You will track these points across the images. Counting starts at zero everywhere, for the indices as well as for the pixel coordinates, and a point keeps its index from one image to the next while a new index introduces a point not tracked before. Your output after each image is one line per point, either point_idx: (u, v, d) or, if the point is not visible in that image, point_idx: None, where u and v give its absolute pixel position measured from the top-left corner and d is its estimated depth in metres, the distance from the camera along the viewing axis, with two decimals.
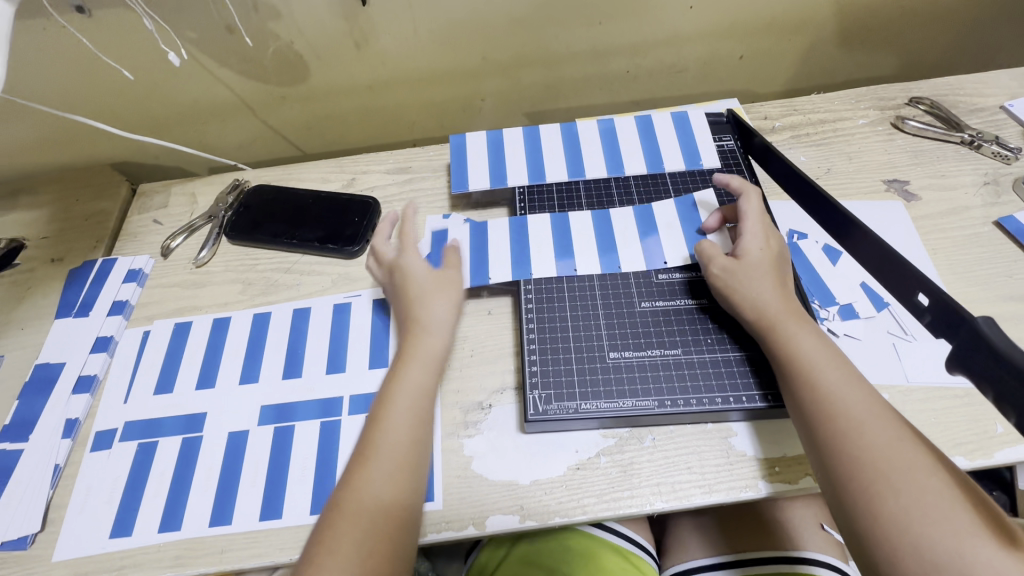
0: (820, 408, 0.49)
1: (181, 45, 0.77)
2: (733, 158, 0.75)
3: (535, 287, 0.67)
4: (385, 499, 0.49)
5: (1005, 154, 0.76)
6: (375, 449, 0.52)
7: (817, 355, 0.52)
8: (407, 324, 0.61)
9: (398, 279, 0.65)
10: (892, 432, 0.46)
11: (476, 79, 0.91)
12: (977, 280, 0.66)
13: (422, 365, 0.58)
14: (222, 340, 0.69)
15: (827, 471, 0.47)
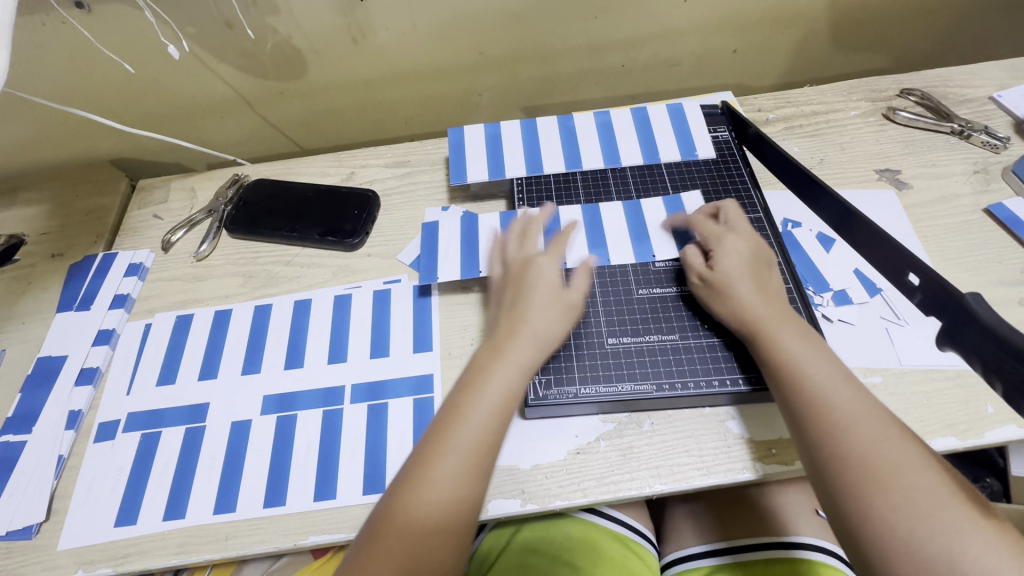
0: (809, 407, 0.50)
1: (182, 38, 0.78)
2: (727, 149, 0.77)
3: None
4: (455, 502, 0.48)
5: (994, 143, 0.77)
6: (450, 443, 0.50)
7: (806, 355, 0.53)
8: (508, 320, 0.59)
9: (525, 280, 0.62)
10: (882, 434, 0.47)
11: (473, 74, 0.92)
12: (968, 266, 0.67)
13: (513, 364, 0.55)
14: (224, 332, 0.70)
15: (817, 469, 0.48)
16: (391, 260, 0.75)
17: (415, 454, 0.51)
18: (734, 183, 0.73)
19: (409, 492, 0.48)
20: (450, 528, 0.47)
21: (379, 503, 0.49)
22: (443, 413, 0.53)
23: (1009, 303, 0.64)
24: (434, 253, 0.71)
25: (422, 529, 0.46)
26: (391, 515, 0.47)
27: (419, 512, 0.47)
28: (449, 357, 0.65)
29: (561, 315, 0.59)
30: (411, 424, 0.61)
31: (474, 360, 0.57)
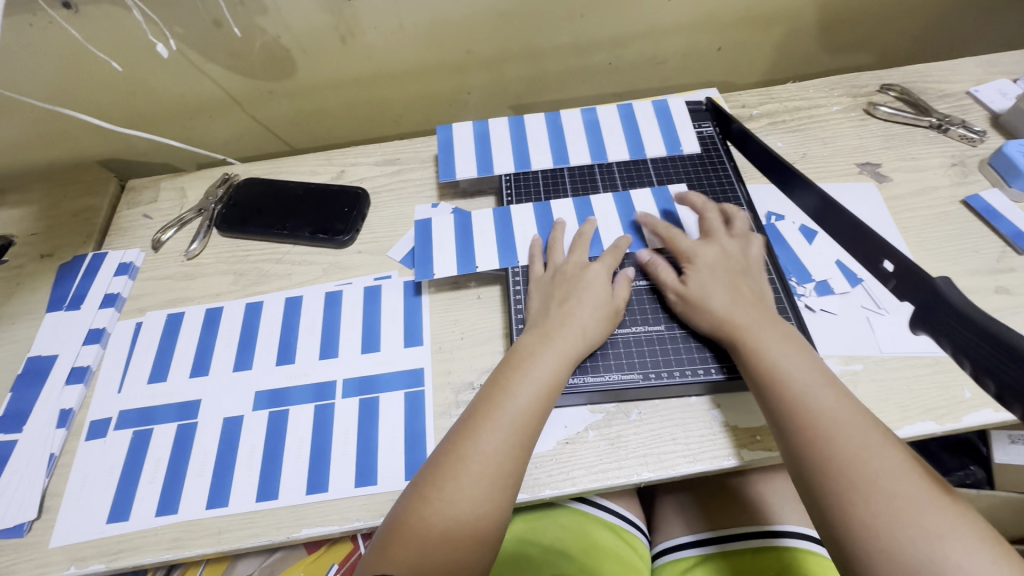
0: (792, 413, 0.50)
1: (170, 37, 0.78)
2: (711, 145, 0.78)
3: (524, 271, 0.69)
4: (497, 473, 0.50)
5: (971, 137, 0.79)
6: (493, 416, 0.53)
7: (790, 361, 0.53)
8: (557, 313, 0.61)
9: (571, 283, 0.63)
10: (865, 439, 0.47)
11: (461, 73, 0.93)
12: (946, 256, 0.69)
13: (558, 348, 0.58)
14: (215, 329, 0.70)
15: (802, 476, 0.48)
16: (382, 257, 0.76)
17: (461, 424, 0.54)
18: (718, 178, 0.74)
19: (453, 459, 0.51)
20: (491, 495, 0.50)
21: (421, 471, 0.52)
22: (489, 388, 0.56)
23: (985, 291, 0.66)
24: (428, 244, 0.72)
25: (465, 494, 0.49)
26: (435, 480, 0.50)
27: (463, 478, 0.50)
28: (440, 351, 0.66)
29: (608, 315, 0.61)
30: (402, 417, 0.62)
31: (522, 345, 0.59)
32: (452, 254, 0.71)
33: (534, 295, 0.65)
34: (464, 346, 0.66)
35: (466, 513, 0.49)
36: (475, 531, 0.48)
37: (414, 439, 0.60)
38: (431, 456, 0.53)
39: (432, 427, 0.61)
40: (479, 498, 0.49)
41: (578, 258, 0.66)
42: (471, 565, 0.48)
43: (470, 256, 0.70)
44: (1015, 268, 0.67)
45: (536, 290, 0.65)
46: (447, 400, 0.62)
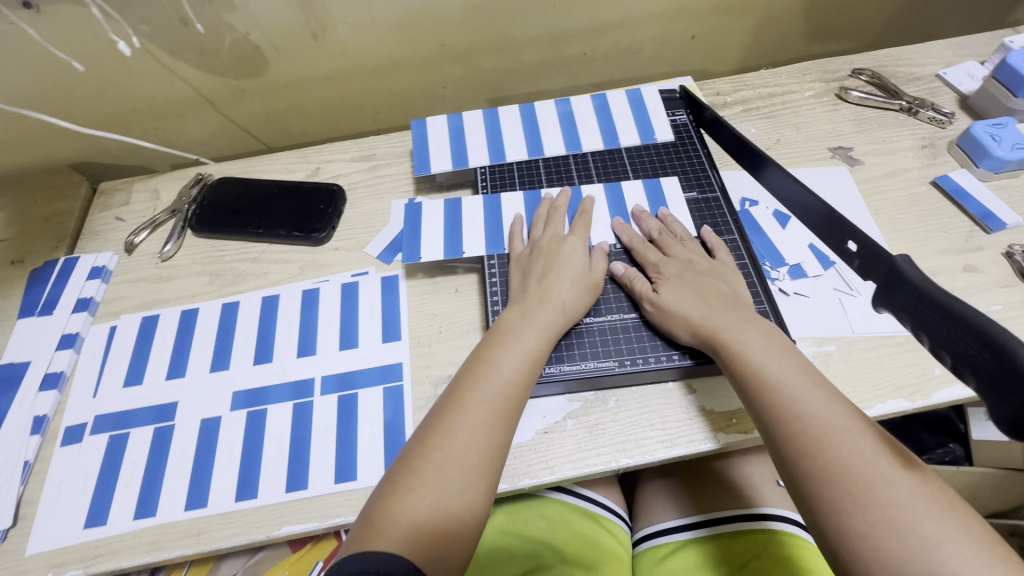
0: (778, 418, 0.49)
1: (132, 35, 0.76)
2: (685, 132, 0.78)
3: (499, 262, 0.69)
4: (484, 442, 0.51)
5: (940, 119, 0.80)
6: (478, 388, 0.54)
7: (776, 364, 0.52)
8: (537, 288, 0.61)
9: (551, 258, 0.64)
10: (857, 444, 0.46)
11: (436, 66, 0.92)
12: (916, 237, 0.70)
13: (539, 321, 0.59)
14: (191, 331, 0.70)
15: (796, 485, 0.47)
16: (359, 253, 0.75)
17: (445, 398, 0.54)
18: (692, 165, 0.75)
19: (439, 430, 0.51)
20: (479, 464, 0.50)
21: (407, 447, 0.52)
22: (472, 362, 0.57)
23: (954, 270, 0.67)
24: (417, 228, 0.72)
25: (452, 464, 0.49)
26: (423, 452, 0.50)
27: (450, 448, 0.50)
28: (419, 345, 0.66)
29: (586, 288, 0.62)
30: (381, 412, 0.62)
31: (504, 320, 0.60)
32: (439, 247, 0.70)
33: (514, 273, 0.65)
34: (442, 340, 0.66)
35: (454, 482, 0.49)
36: (463, 500, 0.48)
37: (394, 434, 0.60)
38: (417, 432, 0.53)
39: (411, 421, 0.61)
40: (466, 467, 0.49)
41: (556, 235, 0.67)
42: (461, 536, 0.47)
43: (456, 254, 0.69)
44: (983, 247, 0.69)
45: (515, 267, 0.66)
46: (426, 394, 0.63)
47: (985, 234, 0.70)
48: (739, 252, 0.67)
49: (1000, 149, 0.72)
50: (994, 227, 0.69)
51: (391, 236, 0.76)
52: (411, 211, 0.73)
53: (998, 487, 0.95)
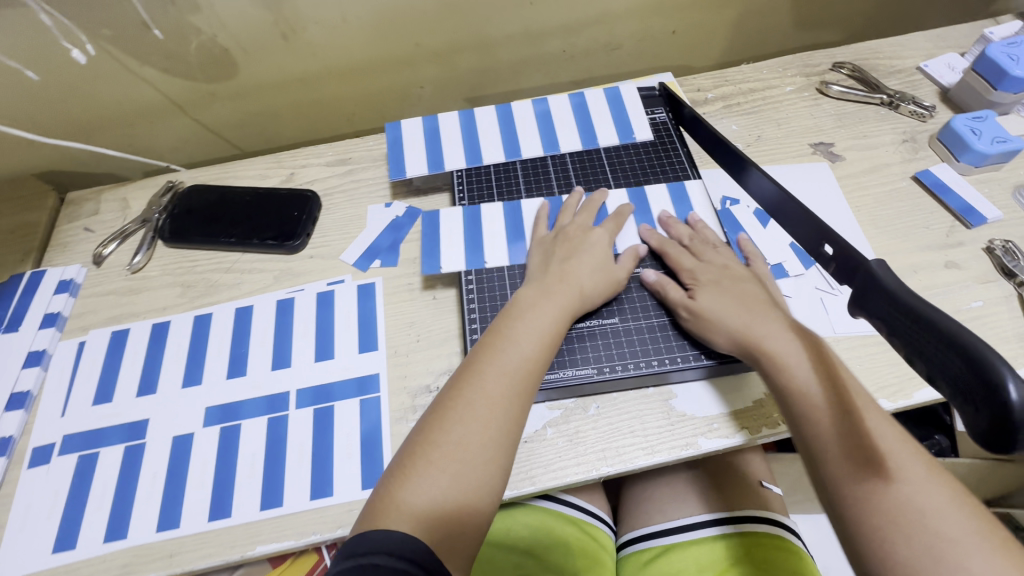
0: (817, 441, 0.48)
1: (87, 41, 0.74)
2: (664, 131, 0.78)
3: (477, 275, 0.67)
4: (502, 417, 0.50)
5: (920, 113, 0.80)
6: (495, 362, 0.53)
7: (817, 384, 0.51)
8: (558, 269, 0.61)
9: (576, 245, 0.64)
10: (904, 469, 0.44)
11: (412, 66, 0.90)
12: (897, 233, 0.70)
13: (557, 301, 0.58)
14: (162, 346, 0.68)
15: (834, 506, 0.46)
16: (335, 260, 0.73)
17: (461, 372, 0.54)
18: (671, 164, 0.74)
19: (457, 403, 0.51)
20: (497, 439, 0.49)
21: (421, 421, 0.52)
22: (488, 337, 0.56)
23: (935, 266, 0.67)
24: (437, 237, 0.69)
25: (471, 438, 0.49)
26: (441, 426, 0.49)
27: (468, 422, 0.49)
28: (396, 355, 0.65)
29: (608, 276, 0.62)
30: (358, 425, 0.60)
31: (521, 297, 0.60)
32: (459, 247, 0.69)
33: (535, 254, 0.65)
34: (420, 349, 0.65)
35: (473, 456, 0.48)
36: (482, 475, 0.48)
37: (371, 448, 0.59)
38: (432, 406, 0.53)
39: (388, 434, 0.60)
40: (484, 441, 0.49)
41: (582, 221, 0.67)
42: (479, 510, 0.47)
43: (478, 252, 0.68)
44: (964, 242, 0.68)
45: (537, 248, 0.66)
46: (404, 405, 0.61)
47: (966, 229, 0.69)
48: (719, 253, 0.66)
49: (980, 142, 0.71)
50: (975, 222, 0.69)
51: (367, 243, 0.75)
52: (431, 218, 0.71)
53: (984, 478, 0.96)
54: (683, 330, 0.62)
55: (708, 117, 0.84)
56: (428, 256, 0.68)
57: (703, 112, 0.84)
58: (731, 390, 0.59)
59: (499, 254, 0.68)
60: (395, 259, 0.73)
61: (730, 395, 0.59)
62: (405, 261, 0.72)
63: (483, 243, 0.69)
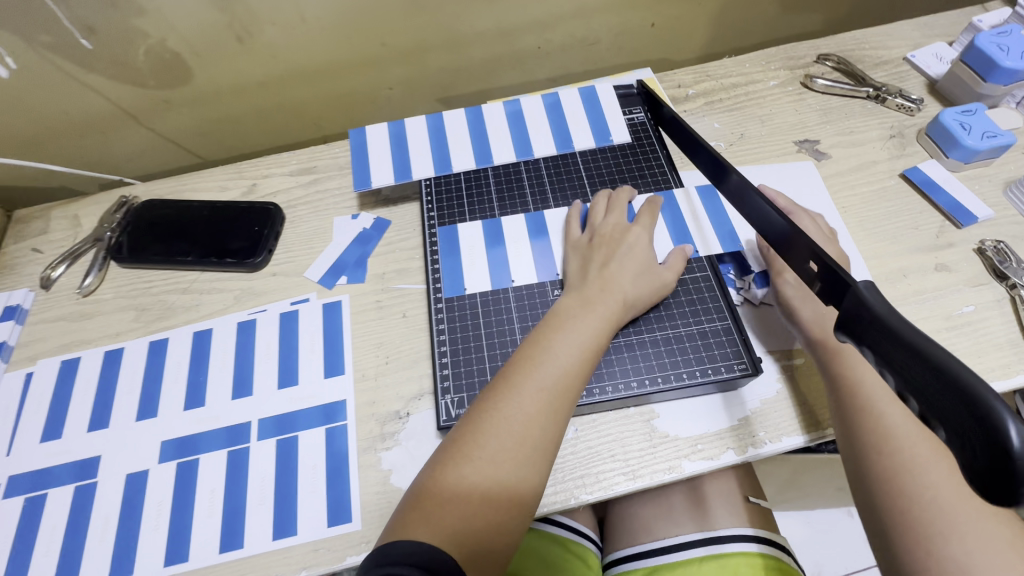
0: (870, 442, 0.49)
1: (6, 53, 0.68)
2: (643, 131, 0.75)
3: (449, 304, 0.63)
4: (538, 438, 0.47)
5: (908, 106, 0.77)
6: (534, 374, 0.49)
7: (884, 391, 0.51)
8: (598, 277, 0.57)
9: (616, 247, 0.60)
10: (955, 480, 0.45)
11: (379, 67, 0.86)
12: (886, 235, 0.67)
13: (599, 311, 0.54)
14: (115, 375, 0.64)
15: (879, 505, 0.47)
16: (298, 278, 0.70)
17: (498, 380, 0.50)
18: (650, 167, 0.71)
19: (494, 415, 0.47)
20: (532, 462, 0.46)
21: (456, 430, 0.49)
22: (527, 347, 0.52)
23: (924, 269, 0.64)
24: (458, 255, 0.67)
25: (504, 454, 0.46)
26: (475, 436, 0.46)
27: (504, 436, 0.46)
28: (364, 379, 0.61)
29: (651, 283, 0.58)
30: (324, 456, 0.57)
31: (561, 307, 0.56)
32: (479, 245, 0.67)
33: (572, 259, 0.62)
34: (390, 372, 0.62)
35: (504, 474, 0.45)
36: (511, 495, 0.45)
37: (337, 481, 0.56)
38: (467, 415, 0.49)
39: (355, 466, 0.56)
40: (518, 461, 0.46)
41: (618, 222, 0.63)
42: (508, 530, 0.44)
43: (500, 248, 0.67)
44: (954, 243, 0.66)
45: (573, 253, 0.62)
46: (372, 433, 0.58)
47: (957, 229, 0.67)
48: (701, 265, 0.63)
49: (970, 138, 0.68)
50: (966, 221, 0.66)
51: (333, 258, 0.71)
52: (444, 237, 0.68)
53: None
54: (664, 346, 0.58)
55: (689, 115, 0.80)
56: (449, 256, 0.67)
57: (684, 110, 0.81)
58: (714, 410, 0.56)
59: (520, 249, 0.66)
60: (362, 274, 0.69)
61: (713, 415, 0.56)
62: (372, 276, 0.69)
63: (504, 238, 0.67)
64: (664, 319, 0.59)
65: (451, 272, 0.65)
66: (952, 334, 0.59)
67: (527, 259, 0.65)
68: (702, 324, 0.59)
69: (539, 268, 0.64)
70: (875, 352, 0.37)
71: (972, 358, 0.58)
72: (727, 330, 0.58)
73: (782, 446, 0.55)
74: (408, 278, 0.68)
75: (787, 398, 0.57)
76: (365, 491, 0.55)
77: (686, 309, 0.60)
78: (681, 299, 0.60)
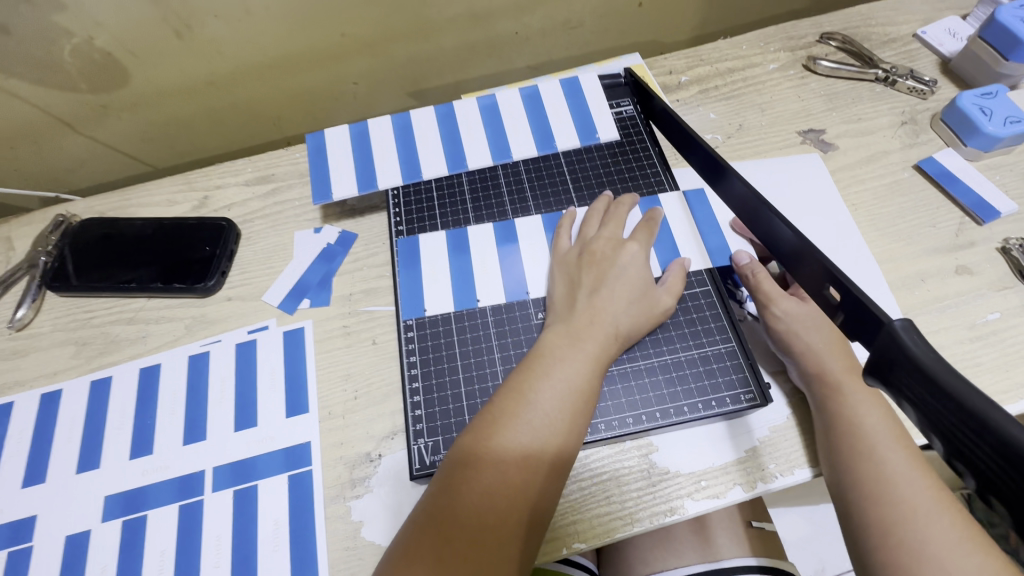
0: (864, 489, 0.43)
1: None
2: (632, 126, 0.68)
3: (419, 326, 0.57)
4: (535, 476, 0.42)
5: (921, 89, 0.70)
6: (514, 427, 0.43)
7: (880, 428, 0.46)
8: (586, 307, 0.51)
9: (609, 271, 0.53)
10: (959, 528, 0.39)
11: (341, 60, 0.78)
12: (900, 235, 0.61)
13: (587, 346, 0.48)
14: (52, 420, 0.57)
15: (871, 557, 0.41)
16: (256, 302, 0.63)
17: (484, 414, 0.45)
18: (641, 166, 0.65)
19: (483, 455, 0.42)
20: (529, 503, 0.41)
21: (442, 471, 0.44)
22: (506, 394, 0.46)
23: (944, 272, 0.58)
24: (421, 272, 0.60)
25: (496, 499, 0.41)
26: (461, 480, 0.42)
27: (496, 479, 0.41)
28: (331, 418, 0.55)
29: (646, 311, 0.52)
30: (286, 508, 0.51)
31: (546, 343, 0.49)
32: (443, 256, 0.61)
33: (557, 280, 0.55)
34: (359, 409, 0.55)
35: (497, 523, 0.40)
36: (509, 542, 0.40)
37: (301, 537, 0.50)
38: (449, 457, 0.44)
39: (321, 518, 0.51)
40: (514, 505, 0.41)
41: (611, 236, 0.56)
42: None
43: (465, 257, 0.60)
44: (975, 242, 0.60)
45: (559, 272, 0.56)
46: (341, 479, 0.52)
47: (978, 226, 0.61)
48: (700, 279, 0.57)
49: (991, 124, 0.62)
50: (988, 218, 0.60)
51: (294, 279, 0.64)
52: (408, 250, 0.62)
53: None
54: (661, 374, 0.53)
55: (682, 104, 0.73)
56: (408, 269, 0.60)
57: (677, 99, 0.74)
58: (720, 440, 0.51)
59: (488, 261, 0.60)
60: (326, 296, 0.62)
61: (719, 446, 0.51)
62: (338, 298, 0.62)
63: (469, 248, 0.61)
64: (660, 344, 0.54)
65: (411, 289, 0.59)
66: (977, 346, 0.54)
67: (494, 272, 0.59)
68: (703, 348, 0.53)
69: (507, 283, 0.58)
70: (919, 412, 0.31)
71: (1000, 372, 0.52)
72: (732, 354, 0.53)
73: (795, 479, 0.49)
74: (377, 300, 0.62)
75: (799, 425, 0.51)
76: (332, 547, 0.49)
77: (685, 331, 0.54)
78: (680, 319, 0.55)
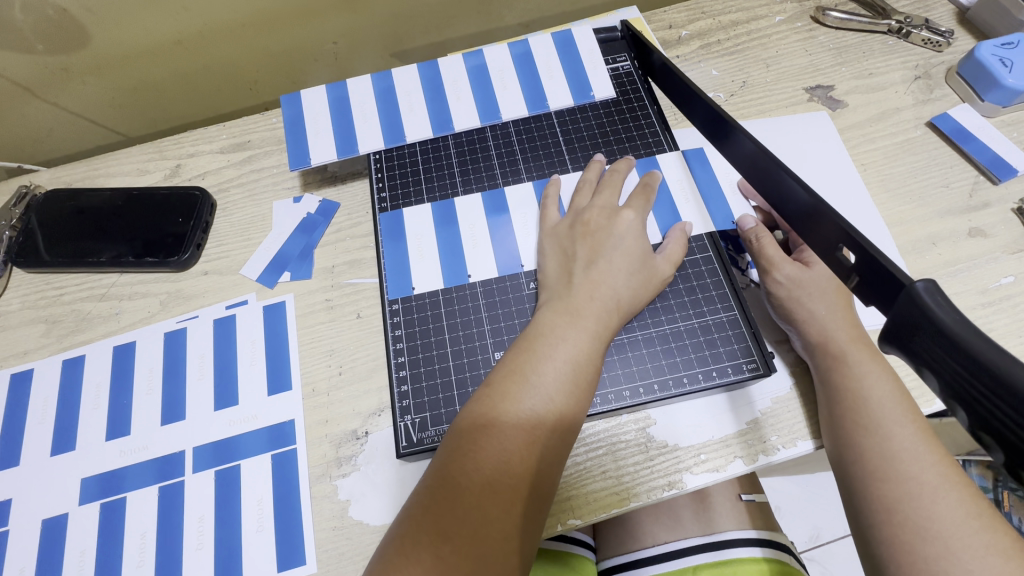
0: (868, 466, 0.41)
1: None
2: (629, 83, 0.64)
3: (405, 301, 0.54)
4: (536, 460, 0.40)
5: (936, 40, 0.65)
6: (514, 409, 0.41)
7: (889, 402, 0.43)
8: (584, 280, 0.48)
9: (603, 240, 0.50)
10: (969, 506, 0.37)
11: (317, 17, 0.72)
12: (911, 197, 0.58)
13: (588, 324, 0.45)
14: (25, 400, 0.55)
15: (878, 537, 0.39)
16: (234, 276, 0.60)
17: (481, 399, 0.42)
18: (638, 125, 0.61)
19: (483, 443, 0.40)
20: (530, 492, 0.39)
21: (436, 462, 0.41)
22: (503, 373, 0.43)
23: (956, 235, 0.55)
24: (405, 242, 0.57)
25: (498, 487, 0.38)
26: (459, 471, 0.39)
27: (498, 468, 0.39)
28: (315, 395, 0.53)
29: (645, 282, 0.49)
30: (270, 487, 0.49)
31: (543, 320, 0.46)
32: (430, 227, 0.57)
33: (549, 253, 0.52)
34: (343, 385, 0.53)
35: (501, 512, 0.38)
36: (512, 532, 0.37)
37: (287, 518, 0.48)
38: (444, 447, 0.41)
39: (307, 499, 0.49)
40: (516, 495, 0.38)
41: (605, 204, 0.53)
42: None
43: (451, 228, 0.57)
44: (989, 203, 0.57)
45: (551, 244, 0.52)
46: (326, 458, 0.50)
47: (993, 185, 0.58)
48: (702, 244, 0.54)
49: (1011, 76, 0.58)
50: (1004, 176, 0.57)
51: (273, 251, 0.61)
52: (390, 221, 0.58)
53: None
54: (659, 345, 0.50)
55: (683, 61, 0.69)
56: (391, 241, 0.57)
57: (677, 55, 0.69)
58: (719, 412, 0.49)
59: (475, 230, 0.57)
60: (306, 269, 0.59)
61: (718, 420, 0.49)
62: (320, 271, 0.59)
63: (457, 218, 0.57)
64: (659, 314, 0.51)
65: (395, 261, 0.56)
66: (989, 311, 0.51)
67: (483, 243, 0.56)
68: (704, 318, 0.51)
69: (499, 253, 0.55)
70: (941, 381, 0.28)
71: (1013, 338, 0.50)
72: (734, 323, 0.51)
73: (798, 451, 0.48)
74: (361, 272, 0.59)
75: (801, 396, 0.49)
76: (320, 526, 0.48)
77: (685, 300, 0.52)
78: (679, 288, 0.52)
